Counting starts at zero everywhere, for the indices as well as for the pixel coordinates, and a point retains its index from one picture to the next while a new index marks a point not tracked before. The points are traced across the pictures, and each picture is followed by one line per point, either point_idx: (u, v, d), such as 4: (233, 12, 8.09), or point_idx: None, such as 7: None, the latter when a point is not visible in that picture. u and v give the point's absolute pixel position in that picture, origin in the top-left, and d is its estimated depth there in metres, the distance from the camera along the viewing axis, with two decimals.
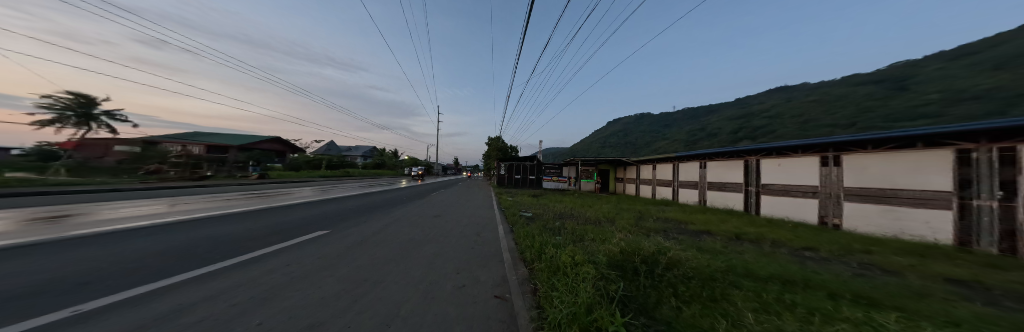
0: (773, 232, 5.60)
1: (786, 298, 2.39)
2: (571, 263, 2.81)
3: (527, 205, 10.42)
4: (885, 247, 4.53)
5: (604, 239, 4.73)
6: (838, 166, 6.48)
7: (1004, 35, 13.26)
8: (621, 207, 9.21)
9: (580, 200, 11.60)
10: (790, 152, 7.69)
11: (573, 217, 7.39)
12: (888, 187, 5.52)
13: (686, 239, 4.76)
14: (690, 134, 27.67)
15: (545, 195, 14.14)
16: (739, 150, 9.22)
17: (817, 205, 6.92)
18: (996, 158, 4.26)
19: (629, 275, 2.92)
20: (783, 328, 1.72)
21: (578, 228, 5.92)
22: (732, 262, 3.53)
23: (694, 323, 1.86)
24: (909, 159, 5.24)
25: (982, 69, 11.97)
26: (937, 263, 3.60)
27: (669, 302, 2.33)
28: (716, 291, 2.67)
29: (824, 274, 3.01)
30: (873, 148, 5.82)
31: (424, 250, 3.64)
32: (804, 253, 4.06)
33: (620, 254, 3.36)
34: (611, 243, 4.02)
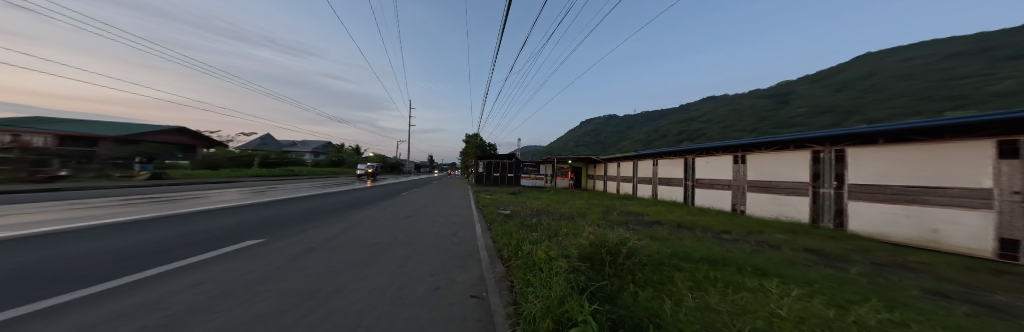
0: (701, 219, 6.55)
1: (713, 275, 2.84)
2: (545, 259, 2.96)
3: (505, 202, 10.51)
4: (772, 227, 5.65)
5: (576, 233, 5.05)
6: (744, 163, 7.89)
7: (869, 67, 17.34)
8: (591, 202, 9.82)
9: (551, 196, 11.97)
10: (713, 151, 9.16)
11: (550, 213, 7.68)
12: (775, 180, 6.95)
13: (642, 229, 5.31)
14: (647, 135, 30.41)
15: (517, 193, 14.30)
16: (678, 150, 10.57)
17: (729, 195, 8.33)
18: (834, 158, 5.72)
19: (597, 266, 3.17)
20: (710, 303, 2.06)
21: (554, 224, 6.20)
22: (676, 248, 4.06)
23: (649, 305, 2.11)
24: (787, 158, 6.69)
25: (851, 91, 15.54)
26: (802, 238, 4.62)
27: (628, 288, 2.61)
28: (665, 274, 3.05)
29: (735, 252, 3.66)
30: (763, 149, 7.28)
31: (393, 253, 3.49)
32: (722, 235, 4.85)
33: (591, 245, 3.63)
34: (582, 237, 4.27)
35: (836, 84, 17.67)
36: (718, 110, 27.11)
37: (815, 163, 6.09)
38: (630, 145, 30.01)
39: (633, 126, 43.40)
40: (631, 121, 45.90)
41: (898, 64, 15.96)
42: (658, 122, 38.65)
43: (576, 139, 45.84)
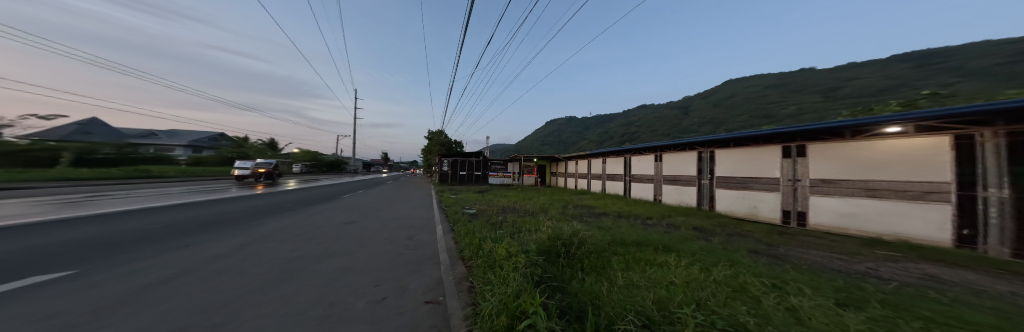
0: (633, 208, 7.73)
1: (644, 257, 3.35)
2: (504, 255, 3.05)
3: (470, 201, 10.23)
4: (677, 212, 7.12)
5: (537, 228, 5.31)
6: (661, 161, 9.85)
7: (761, 87, 22.37)
8: (553, 198, 10.41)
9: (515, 193, 12.16)
10: (638, 152, 11.14)
11: (514, 210, 7.82)
12: (681, 174, 8.86)
13: (594, 220, 5.90)
14: (600, 136, 33.29)
15: (481, 191, 14.09)
16: (616, 151, 12.33)
17: (653, 188, 10.06)
18: (708, 157, 7.91)
19: (553, 258, 3.41)
20: (635, 281, 2.44)
21: (517, 221, 6.36)
22: (618, 235, 4.64)
23: (591, 289, 2.40)
24: (685, 156, 8.75)
25: (747, 104, 19.94)
26: (695, 219, 5.97)
27: (577, 277, 2.87)
28: (608, 260, 3.46)
29: (659, 236, 4.40)
30: (669, 150, 9.41)
31: (331, 265, 3.10)
32: (648, 221, 5.80)
33: (549, 237, 3.86)
34: (542, 231, 4.47)
35: (740, 99, 22.33)
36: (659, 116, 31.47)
37: (699, 161, 8.24)
38: (585, 145, 32.44)
39: (589, 127, 46.84)
40: (586, 123, 49.54)
41: (771, 88, 21.31)
42: (610, 124, 42.58)
43: (538, 138, 47.25)
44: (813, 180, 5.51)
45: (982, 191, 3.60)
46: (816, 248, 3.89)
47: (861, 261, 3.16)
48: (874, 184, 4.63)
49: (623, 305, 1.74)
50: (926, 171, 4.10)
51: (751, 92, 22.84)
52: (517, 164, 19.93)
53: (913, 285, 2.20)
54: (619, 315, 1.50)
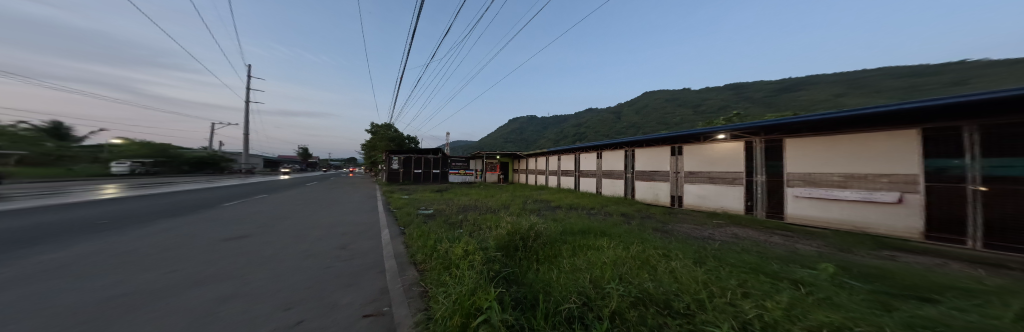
0: (581, 200, 8.52)
1: (588, 245, 3.76)
2: (463, 253, 3.09)
3: (425, 202, 9.79)
4: (611, 201, 8.22)
5: (497, 225, 5.40)
6: (600, 158, 11.15)
7: (685, 97, 26.69)
8: (515, 194, 10.62)
9: (477, 191, 12.02)
10: (581, 150, 12.51)
11: (475, 208, 7.77)
12: (615, 170, 10.27)
13: (551, 214, 6.28)
14: (559, 135, 34.83)
15: (441, 190, 13.51)
16: (564, 149, 13.53)
17: (596, 181, 11.30)
18: (630, 154, 9.58)
19: (510, 253, 3.55)
20: (578, 266, 2.76)
21: (477, 219, 6.32)
22: (569, 226, 5.08)
23: (544, 278, 2.61)
24: (616, 154, 10.28)
25: (675, 110, 23.64)
26: (625, 207, 7.01)
27: (532, 267, 3.09)
28: (560, 249, 3.78)
29: (601, 226, 4.99)
30: (604, 149, 10.92)
31: (247, 280, 2.61)
32: (591, 211, 6.50)
33: (508, 233, 3.99)
34: (501, 228, 4.59)
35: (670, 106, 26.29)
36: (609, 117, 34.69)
37: (624, 157, 9.87)
38: (545, 143, 33.67)
39: (551, 125, 48.52)
40: (546, 122, 51.62)
41: (692, 98, 25.63)
42: (568, 124, 45.00)
43: (502, 137, 47.02)
44: (683, 171, 7.82)
45: (755, 175, 6.31)
46: (709, 232, 4.94)
47: (733, 243, 4.19)
48: (712, 174, 7.15)
49: (567, 288, 1.99)
50: (736, 164, 6.67)
51: (678, 100, 27.08)
52: (479, 162, 19.56)
53: (759, 259, 3.06)
54: (564, 297, 1.77)
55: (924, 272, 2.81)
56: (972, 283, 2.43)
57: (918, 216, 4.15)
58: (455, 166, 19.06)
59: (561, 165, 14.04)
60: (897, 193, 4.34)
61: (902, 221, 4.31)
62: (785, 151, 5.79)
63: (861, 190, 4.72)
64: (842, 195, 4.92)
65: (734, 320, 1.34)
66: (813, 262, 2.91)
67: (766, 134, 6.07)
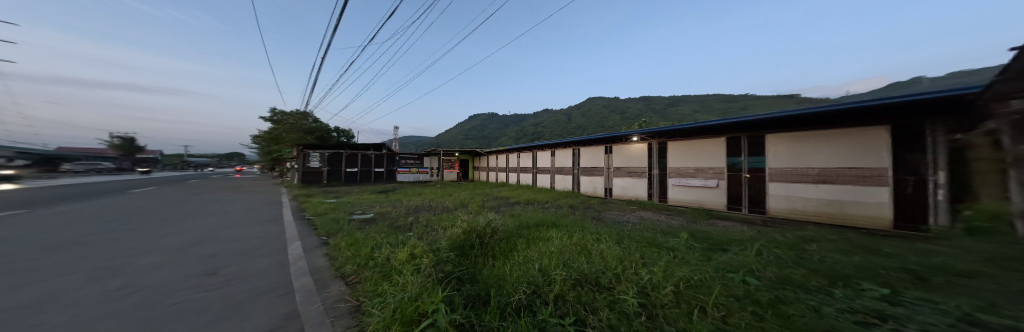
0: (537, 194, 9.35)
1: (538, 238, 4.31)
2: (413, 259, 3.06)
3: (371, 204, 8.74)
4: (559, 195, 9.34)
5: (453, 225, 5.34)
6: (551, 156, 12.37)
7: (624, 104, 31.29)
8: (474, 192, 10.62)
9: (432, 191, 11.38)
10: (533, 148, 13.51)
11: (431, 208, 7.42)
12: (562, 166, 11.65)
13: (511, 210, 6.67)
14: (516, 133, 35.73)
15: (387, 191, 12.08)
16: (519, 147, 14.28)
17: (548, 177, 12.50)
18: (575, 152, 11.05)
19: (466, 254, 3.68)
20: (529, 257, 3.26)
21: (432, 221, 6.08)
22: (523, 220, 5.56)
23: (498, 273, 2.91)
24: (563, 152, 11.66)
25: (614, 114, 27.56)
26: (568, 199, 8.19)
27: (489, 263, 3.39)
28: (512, 243, 4.19)
29: (552, 218, 5.74)
30: (553, 147, 12.19)
31: (40, 324, 1.75)
32: (541, 204, 7.25)
33: (463, 232, 4.13)
34: (455, 228, 4.66)
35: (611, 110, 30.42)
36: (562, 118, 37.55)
37: (569, 156, 11.32)
38: (505, 141, 33.97)
39: (507, 123, 49.07)
40: (502, 120, 52.07)
41: (627, 105, 30.32)
42: (523, 123, 46.62)
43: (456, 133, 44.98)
44: (612, 166, 9.55)
45: (652, 168, 8.38)
46: (625, 217, 6.39)
47: (643, 225, 5.53)
48: (626, 169, 9.11)
49: (518, 279, 2.49)
50: (640, 161, 8.73)
51: (618, 106, 31.60)
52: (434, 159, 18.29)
53: (658, 237, 4.22)
54: (515, 288, 2.26)
55: (732, 235, 4.50)
56: (750, 240, 4.05)
57: (723, 195, 6.93)
58: (403, 163, 17.19)
59: (518, 162, 14.60)
60: (718, 180, 6.98)
61: (717, 198, 7.04)
62: (667, 150, 8.03)
63: (703, 179, 7.28)
64: (693, 182, 7.46)
65: (636, 287, 2.30)
66: (681, 235, 4.23)
67: (657, 137, 8.19)
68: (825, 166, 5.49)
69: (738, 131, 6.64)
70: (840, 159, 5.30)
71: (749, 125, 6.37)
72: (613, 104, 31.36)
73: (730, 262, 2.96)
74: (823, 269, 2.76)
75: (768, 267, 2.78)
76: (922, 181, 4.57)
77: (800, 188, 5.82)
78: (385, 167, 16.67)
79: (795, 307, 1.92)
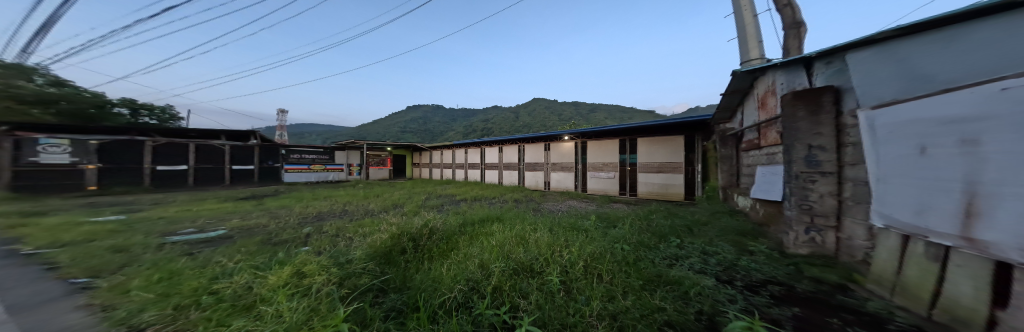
0: (487, 191, 9.09)
1: (486, 233, 3.58)
2: (301, 264, 1.97)
3: (247, 210, 6.09)
4: (506, 190, 9.45)
5: (379, 230, 3.74)
6: (495, 151, 12.36)
7: (559, 106, 34.41)
8: (411, 191, 9.19)
9: (349, 192, 8.95)
10: (476, 145, 13.10)
11: (345, 214, 5.73)
12: (505, 162, 11.92)
13: (454, 208, 6.12)
14: (460, 127, 33.15)
15: (266, 197, 8.44)
16: (463, 144, 13.53)
17: (491, 174, 12.46)
18: (516, 148, 11.52)
19: (393, 262, 2.54)
20: (471, 253, 2.64)
21: (352, 226, 4.47)
22: (464, 219, 5.02)
23: (435, 275, 2.18)
24: (505, 148, 11.91)
25: (552, 115, 29.96)
26: (514, 194, 8.42)
27: (425, 267, 2.43)
28: (459, 243, 3.16)
29: (498, 215, 5.50)
30: (496, 144, 12.29)
31: None
32: (487, 201, 7.06)
33: (385, 237, 2.90)
34: (382, 232, 3.33)
35: (549, 111, 32.96)
36: (504, 114, 37.67)
37: (512, 152, 11.69)
38: (444, 136, 30.94)
39: (447, 116, 44.83)
40: (435, 111, 47.52)
41: (562, 108, 33.61)
42: (465, 118, 44.08)
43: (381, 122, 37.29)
44: (550, 162, 10.51)
45: (577, 163, 9.81)
46: (560, 206, 7.27)
47: (571, 212, 6.39)
48: (555, 163, 10.35)
49: (454, 277, 2.06)
50: (566, 157, 10.08)
51: (553, 108, 34.52)
52: (352, 153, 14.46)
53: (578, 222, 4.95)
54: (449, 287, 1.88)
55: (620, 213, 5.92)
56: (623, 217, 5.36)
57: (615, 184, 8.98)
58: (292, 159, 12.38)
59: (465, 158, 13.57)
60: (616, 172, 8.94)
61: (612, 186, 9.04)
62: (586, 148, 9.58)
63: (607, 172, 9.16)
64: (601, 174, 9.28)
65: (560, 266, 2.37)
66: (593, 219, 5.02)
67: (580, 137, 9.63)
68: (661, 161, 8.12)
69: (630, 135, 8.64)
70: (666, 156, 8.00)
71: (632, 130, 8.51)
72: (551, 106, 33.94)
73: (615, 236, 3.44)
74: (653, 230, 3.87)
75: (644, 236, 3.50)
76: (692, 170, 7.59)
77: (649, 176, 8.35)
78: (255, 165, 11.40)
79: (650, 263, 2.60)
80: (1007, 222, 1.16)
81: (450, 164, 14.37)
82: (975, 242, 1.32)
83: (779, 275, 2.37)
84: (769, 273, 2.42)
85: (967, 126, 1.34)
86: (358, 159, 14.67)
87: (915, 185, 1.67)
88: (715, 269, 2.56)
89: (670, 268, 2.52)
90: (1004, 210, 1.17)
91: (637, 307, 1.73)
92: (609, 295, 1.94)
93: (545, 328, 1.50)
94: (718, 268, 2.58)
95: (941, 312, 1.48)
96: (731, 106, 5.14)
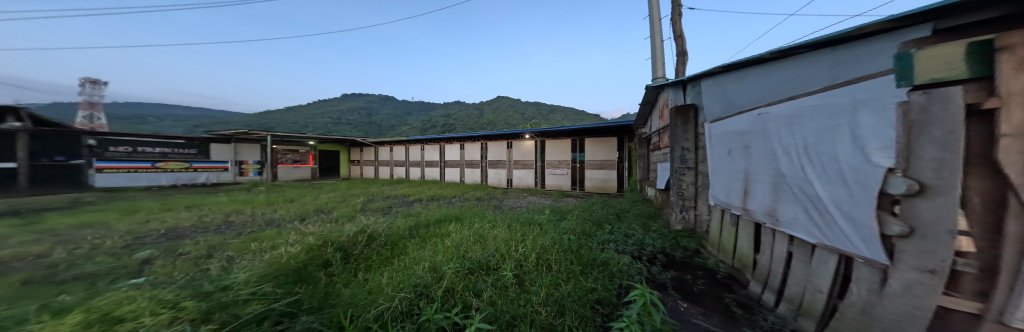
0: (446, 190, 8.56)
1: (438, 236, 3.26)
2: (114, 308, 1.16)
3: (103, 219, 4.42)
4: (467, 189, 9.14)
5: (298, 240, 2.73)
6: (455, 148, 11.84)
7: (521, 106, 34.79)
8: (351, 193, 8.06)
9: (246, 197, 6.83)
10: (433, 141, 12.34)
11: (226, 228, 3.88)
12: (466, 160, 11.58)
13: (404, 210, 5.62)
14: (416, 122, 30.68)
15: (95, 204, 5.82)
16: (418, 139, 12.54)
17: (451, 172, 11.92)
18: (477, 145, 11.28)
19: (309, 279, 1.90)
20: (421, 257, 2.35)
21: (240, 241, 3.02)
22: (414, 221, 4.63)
23: (372, 286, 1.80)
24: (465, 146, 11.55)
25: (515, 114, 30.11)
26: (476, 192, 8.21)
27: (361, 278, 2.01)
28: (405, 248, 2.75)
29: (455, 214, 5.25)
30: (456, 141, 11.82)
31: None
32: (445, 200, 6.70)
33: (296, 251, 2.23)
34: (302, 238, 2.74)
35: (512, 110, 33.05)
36: (466, 109, 36.30)
37: (473, 149, 11.40)
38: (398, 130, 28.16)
39: (399, 109, 40.88)
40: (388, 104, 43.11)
41: (525, 108, 34.16)
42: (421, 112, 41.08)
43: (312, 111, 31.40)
44: (512, 160, 10.61)
45: (536, 161, 10.13)
46: (523, 202, 7.49)
47: (530, 208, 6.56)
48: (515, 160, 10.52)
49: (396, 285, 1.77)
50: (525, 154, 10.35)
51: (516, 106, 34.79)
52: (246, 147, 10.79)
53: (533, 216, 5.10)
54: (387, 296, 1.59)
55: (568, 206, 6.34)
56: (566, 211, 5.68)
57: (567, 180, 9.61)
58: (112, 153, 8.21)
59: (419, 155, 12.60)
60: (568, 169, 9.54)
61: (565, 182, 9.67)
62: (544, 147, 9.96)
63: (561, 169, 9.73)
64: (555, 171, 9.81)
65: (515, 262, 2.29)
66: (547, 213, 5.23)
67: (540, 136, 9.99)
68: (602, 158, 9.03)
69: (580, 135, 9.31)
70: (607, 154, 8.94)
71: (581, 130, 9.22)
72: (514, 105, 34.12)
73: (565, 229, 3.39)
74: (589, 218, 4.09)
75: (588, 227, 3.55)
76: (623, 167, 8.76)
77: (594, 172, 9.18)
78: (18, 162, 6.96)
79: (588, 250, 2.61)
80: (764, 197, 1.83)
81: (402, 161, 13.10)
82: (748, 211, 2.03)
83: (665, 247, 2.84)
84: (658, 246, 2.86)
85: (751, 137, 2.03)
86: (255, 155, 11.03)
87: (725, 175, 2.40)
88: (628, 247, 2.83)
89: (601, 252, 2.64)
90: (764, 191, 1.84)
91: (575, 290, 1.82)
92: (553, 283, 1.95)
93: (496, 323, 1.44)
94: (631, 246, 2.85)
95: (737, 261, 2.17)
96: (644, 115, 6.02)
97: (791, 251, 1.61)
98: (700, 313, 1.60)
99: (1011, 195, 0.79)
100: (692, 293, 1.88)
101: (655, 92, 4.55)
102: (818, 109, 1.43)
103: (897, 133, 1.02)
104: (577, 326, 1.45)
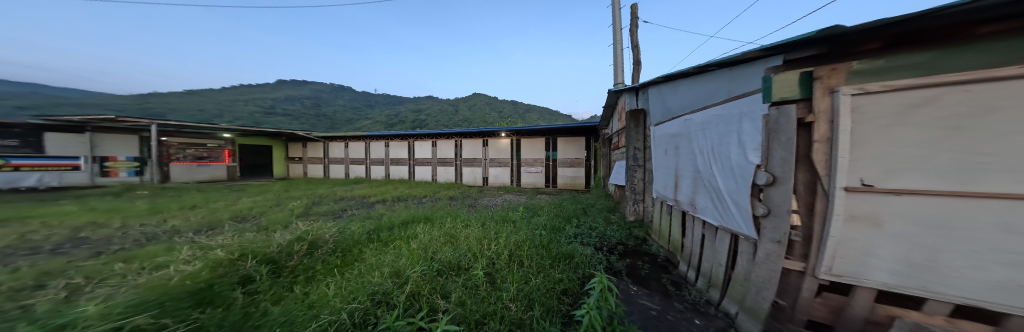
0: (417, 189, 8.25)
1: (400, 239, 3.13)
2: None
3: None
4: (439, 187, 8.86)
5: (195, 256, 2.26)
6: (427, 146, 11.38)
7: (498, 104, 34.42)
8: (285, 196, 7.19)
9: (122, 206, 5.43)
10: (403, 138, 11.69)
11: (141, 239, 3.36)
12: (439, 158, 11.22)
13: (362, 213, 5.28)
14: (385, 117, 28.78)
15: None
16: (385, 135, 11.75)
17: (423, 170, 11.46)
18: (450, 143, 10.99)
19: (216, 303, 1.55)
20: (383, 262, 2.27)
21: (100, 263, 2.34)
22: (377, 223, 4.40)
23: (320, 299, 1.68)
24: (439, 143, 11.18)
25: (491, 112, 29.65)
26: (448, 191, 8.01)
27: (297, 295, 1.82)
28: (361, 256, 2.57)
29: (424, 215, 5.10)
30: (428, 138, 11.35)
31: None
32: (415, 200, 6.48)
33: (194, 270, 1.85)
34: (231, 247, 2.42)
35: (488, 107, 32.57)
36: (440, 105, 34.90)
37: (446, 147, 11.09)
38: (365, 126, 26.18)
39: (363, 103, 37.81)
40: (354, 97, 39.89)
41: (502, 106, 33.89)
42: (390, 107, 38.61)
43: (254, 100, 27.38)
44: (487, 158, 10.56)
45: (512, 159, 10.21)
46: (496, 200, 7.54)
47: (504, 206, 6.61)
48: (490, 159, 10.50)
49: (349, 296, 1.68)
50: (500, 153, 10.37)
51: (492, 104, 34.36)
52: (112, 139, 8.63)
53: (507, 213, 5.19)
54: (330, 313, 1.45)
55: (540, 203, 6.54)
56: (538, 207, 5.87)
57: (542, 178, 9.88)
58: None
59: (387, 152, 11.87)
60: (542, 167, 9.81)
61: (539, 180, 9.92)
62: (519, 146, 10.08)
63: (535, 167, 9.95)
64: (530, 169, 10.01)
65: (488, 261, 2.30)
66: (521, 210, 5.31)
67: (515, 135, 10.10)
68: (572, 157, 9.43)
69: (553, 135, 9.60)
70: (579, 152, 9.36)
71: (554, 130, 9.50)
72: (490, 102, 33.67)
73: (535, 225, 3.49)
74: (561, 214, 4.25)
75: (560, 222, 3.70)
76: (592, 164, 9.26)
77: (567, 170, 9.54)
78: None
79: (556, 244, 2.73)
80: (686, 190, 2.13)
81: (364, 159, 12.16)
82: (677, 201, 2.32)
83: (618, 239, 3.01)
84: (616, 236, 3.11)
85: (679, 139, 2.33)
86: (127, 151, 8.90)
87: (662, 171, 2.70)
88: (590, 239, 3.00)
89: (568, 245, 2.79)
90: (686, 184, 2.13)
91: (544, 282, 1.92)
92: (523, 278, 2.02)
93: (463, 324, 1.45)
94: (593, 238, 3.02)
95: (670, 245, 2.49)
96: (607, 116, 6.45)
97: (704, 234, 1.92)
98: (646, 294, 1.80)
99: (818, 183, 1.19)
100: (641, 277, 2.10)
101: (615, 96, 4.86)
102: (720, 118, 1.76)
103: (761, 139, 1.40)
104: (542, 318, 1.53)
